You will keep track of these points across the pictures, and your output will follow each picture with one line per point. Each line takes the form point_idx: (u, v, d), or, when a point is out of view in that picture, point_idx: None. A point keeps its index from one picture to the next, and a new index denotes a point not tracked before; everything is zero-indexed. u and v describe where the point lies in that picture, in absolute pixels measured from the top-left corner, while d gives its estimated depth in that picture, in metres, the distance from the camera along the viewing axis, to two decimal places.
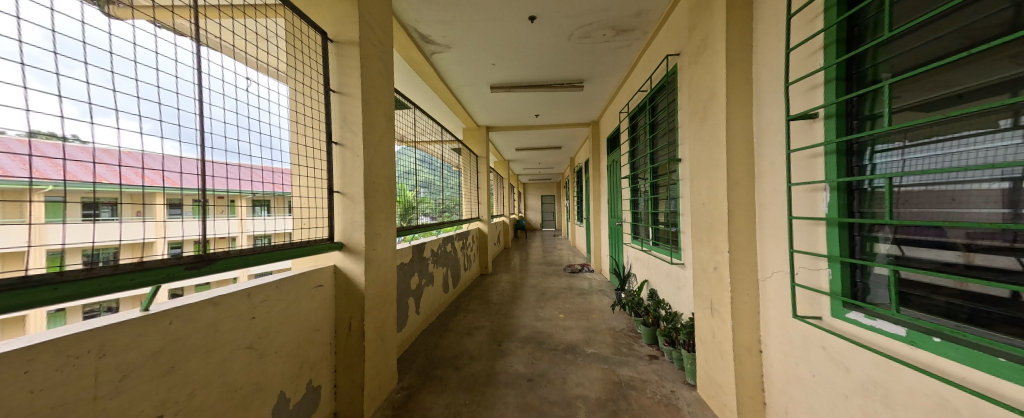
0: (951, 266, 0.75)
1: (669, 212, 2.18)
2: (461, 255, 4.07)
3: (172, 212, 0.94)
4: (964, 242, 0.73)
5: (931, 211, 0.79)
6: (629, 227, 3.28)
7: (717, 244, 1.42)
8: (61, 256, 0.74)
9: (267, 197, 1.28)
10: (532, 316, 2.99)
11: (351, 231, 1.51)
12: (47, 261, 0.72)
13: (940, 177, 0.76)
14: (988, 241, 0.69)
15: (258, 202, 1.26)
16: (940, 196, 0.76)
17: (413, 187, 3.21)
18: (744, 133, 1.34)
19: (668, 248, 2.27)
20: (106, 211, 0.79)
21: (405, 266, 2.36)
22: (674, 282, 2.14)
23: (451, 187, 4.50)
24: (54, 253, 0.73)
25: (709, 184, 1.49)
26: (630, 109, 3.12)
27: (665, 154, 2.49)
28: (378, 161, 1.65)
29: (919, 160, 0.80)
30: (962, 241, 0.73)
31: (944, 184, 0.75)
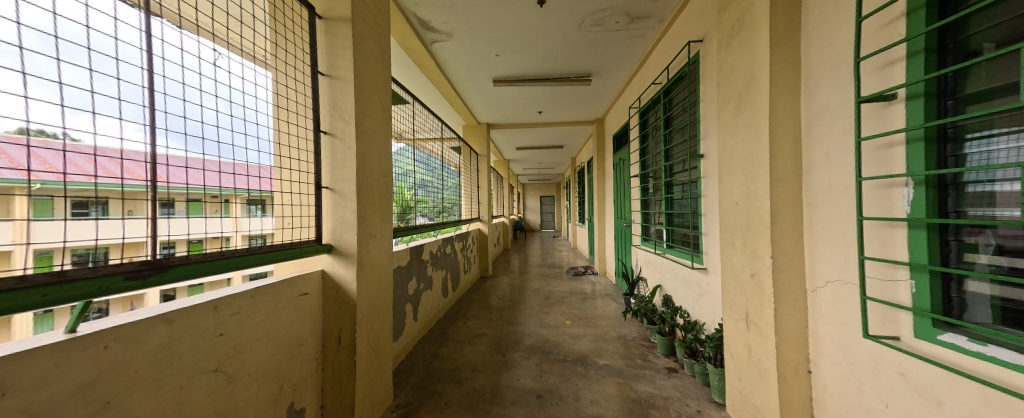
0: (997, 268, 0.73)
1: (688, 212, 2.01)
2: (461, 257, 3.90)
3: (162, 211, 0.84)
4: (996, 244, 0.72)
5: (970, 213, 0.77)
6: (639, 228, 3.12)
7: (756, 248, 1.25)
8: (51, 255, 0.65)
9: (263, 196, 1.19)
10: (537, 323, 2.82)
11: (342, 233, 1.33)
12: (36, 261, 0.63)
13: (975, 176, 0.75)
14: (1018, 242, 0.68)
15: (254, 201, 1.16)
16: (976, 197, 0.76)
17: (410, 187, 3.04)
18: (791, 121, 1.17)
19: (687, 251, 2.10)
20: (95, 210, 0.70)
21: (402, 270, 2.18)
22: (694, 289, 1.97)
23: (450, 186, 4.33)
24: (43, 252, 0.64)
25: (744, 181, 1.32)
26: (641, 104, 2.97)
27: (682, 151, 2.32)
28: (373, 154, 1.47)
29: (970, 159, 0.76)
30: (993, 242, 0.72)
31: (979, 184, 0.75)
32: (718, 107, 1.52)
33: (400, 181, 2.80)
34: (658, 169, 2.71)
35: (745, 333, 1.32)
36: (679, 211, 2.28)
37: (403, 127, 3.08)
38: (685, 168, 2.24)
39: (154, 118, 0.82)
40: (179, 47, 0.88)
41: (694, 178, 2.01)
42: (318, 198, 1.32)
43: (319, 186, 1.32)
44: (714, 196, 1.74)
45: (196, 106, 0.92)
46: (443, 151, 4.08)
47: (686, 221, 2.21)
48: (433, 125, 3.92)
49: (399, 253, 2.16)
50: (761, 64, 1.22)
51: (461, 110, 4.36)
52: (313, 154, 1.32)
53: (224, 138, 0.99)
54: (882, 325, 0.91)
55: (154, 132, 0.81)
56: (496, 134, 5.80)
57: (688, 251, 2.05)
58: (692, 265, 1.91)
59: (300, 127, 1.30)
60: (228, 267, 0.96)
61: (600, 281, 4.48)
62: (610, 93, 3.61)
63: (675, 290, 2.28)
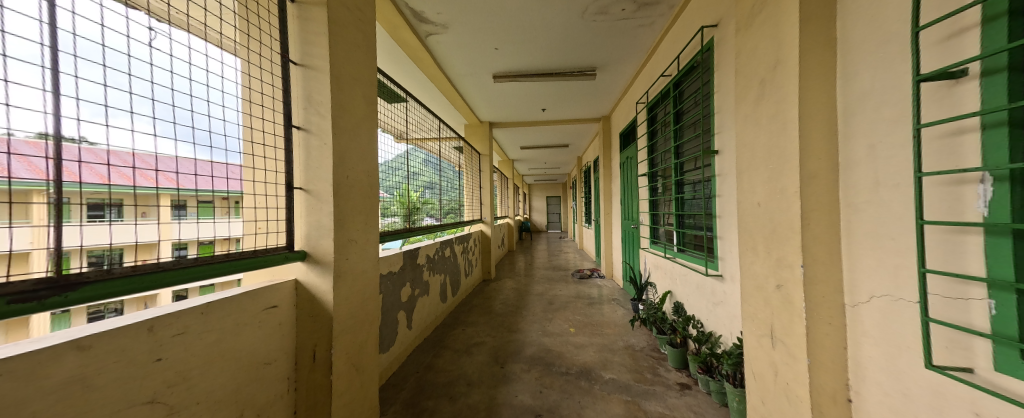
0: None
1: (702, 213, 1.84)
2: (462, 260, 3.77)
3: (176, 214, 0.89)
4: None
5: None
6: (647, 230, 2.95)
7: (782, 255, 1.09)
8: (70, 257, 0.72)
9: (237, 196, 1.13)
10: (539, 330, 2.68)
11: (318, 237, 1.24)
12: (57, 263, 0.71)
13: None
14: None
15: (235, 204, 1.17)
16: None
17: (417, 187, 3.22)
18: (826, 109, 1.01)
19: (700, 256, 1.93)
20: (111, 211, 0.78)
21: (393, 275, 2.07)
22: (709, 297, 1.80)
23: (451, 187, 4.22)
24: (63, 254, 0.72)
25: (768, 179, 1.16)
26: (649, 98, 2.80)
27: (694, 147, 2.15)
28: (353, 150, 1.38)
29: None
30: None
31: None
32: (735, 97, 1.36)
33: (408, 182, 2.97)
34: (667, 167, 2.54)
35: (770, 352, 1.16)
36: (691, 213, 2.11)
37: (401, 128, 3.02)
38: (699, 166, 2.06)
39: (58, 106, 0.69)
40: (99, 25, 0.77)
41: (709, 176, 1.84)
42: (289, 199, 1.24)
43: (290, 187, 1.24)
44: (731, 195, 1.57)
45: (120, 92, 0.80)
46: (443, 151, 3.97)
47: (699, 223, 2.03)
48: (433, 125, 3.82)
49: (390, 258, 2.04)
50: (788, 43, 1.05)
51: (462, 109, 4.25)
52: (283, 150, 1.23)
53: (159, 130, 0.86)
54: (947, 353, 0.74)
55: (58, 121, 0.68)
56: (499, 133, 5.66)
57: (702, 256, 1.88)
58: (707, 272, 1.75)
59: (269, 121, 1.21)
60: (175, 280, 0.88)
61: (607, 285, 4.30)
62: (616, 88, 3.45)
63: (686, 298, 2.11)
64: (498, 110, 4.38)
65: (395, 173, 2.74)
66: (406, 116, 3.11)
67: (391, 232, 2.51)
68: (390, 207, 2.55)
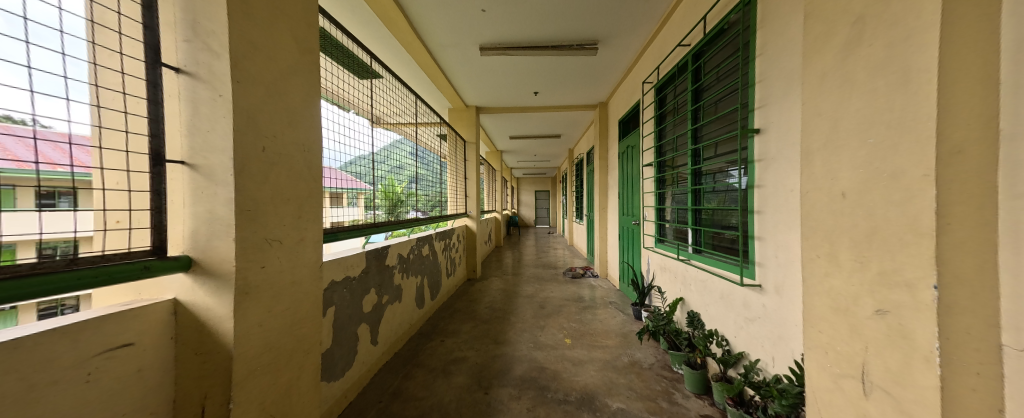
0: None
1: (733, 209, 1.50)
2: (443, 259, 3.36)
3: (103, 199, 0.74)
4: None
5: None
6: (652, 227, 2.64)
7: (896, 269, 0.76)
8: (11, 247, 0.57)
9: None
10: (530, 342, 2.33)
11: (210, 236, 0.80)
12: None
13: None
14: None
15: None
16: None
17: (405, 180, 3.00)
18: (983, 52, 0.67)
19: (730, 260, 1.59)
20: (66, 200, 0.65)
21: (352, 282, 1.65)
22: (741, 311, 1.47)
23: (433, 177, 3.79)
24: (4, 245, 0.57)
25: (864, 158, 0.82)
26: (659, 77, 2.46)
27: (718, 130, 1.82)
28: (277, 109, 0.95)
29: None
30: None
31: None
32: (806, 48, 1.01)
33: (392, 174, 2.76)
34: (682, 154, 2.21)
35: (859, 401, 0.85)
36: (714, 208, 1.76)
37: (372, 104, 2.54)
38: (730, 152, 1.70)
39: None
40: None
41: (745, 164, 1.50)
42: (158, 176, 0.78)
43: (162, 159, 0.79)
44: (784, 185, 1.22)
45: None
46: (423, 137, 3.51)
47: (728, 220, 1.68)
48: (415, 108, 3.40)
49: (346, 261, 1.60)
50: None
51: (445, 90, 3.81)
52: (148, 101, 0.77)
53: None
54: None
55: None
56: (487, 119, 5.21)
57: (734, 261, 1.55)
58: (742, 281, 1.40)
59: (119, 54, 0.74)
60: None
61: (602, 286, 3.99)
62: (619, 68, 3.12)
63: (706, 308, 1.79)
64: (485, 92, 3.96)
65: (370, 164, 2.40)
66: (379, 92, 2.67)
67: (370, 224, 2.31)
68: (372, 200, 2.36)
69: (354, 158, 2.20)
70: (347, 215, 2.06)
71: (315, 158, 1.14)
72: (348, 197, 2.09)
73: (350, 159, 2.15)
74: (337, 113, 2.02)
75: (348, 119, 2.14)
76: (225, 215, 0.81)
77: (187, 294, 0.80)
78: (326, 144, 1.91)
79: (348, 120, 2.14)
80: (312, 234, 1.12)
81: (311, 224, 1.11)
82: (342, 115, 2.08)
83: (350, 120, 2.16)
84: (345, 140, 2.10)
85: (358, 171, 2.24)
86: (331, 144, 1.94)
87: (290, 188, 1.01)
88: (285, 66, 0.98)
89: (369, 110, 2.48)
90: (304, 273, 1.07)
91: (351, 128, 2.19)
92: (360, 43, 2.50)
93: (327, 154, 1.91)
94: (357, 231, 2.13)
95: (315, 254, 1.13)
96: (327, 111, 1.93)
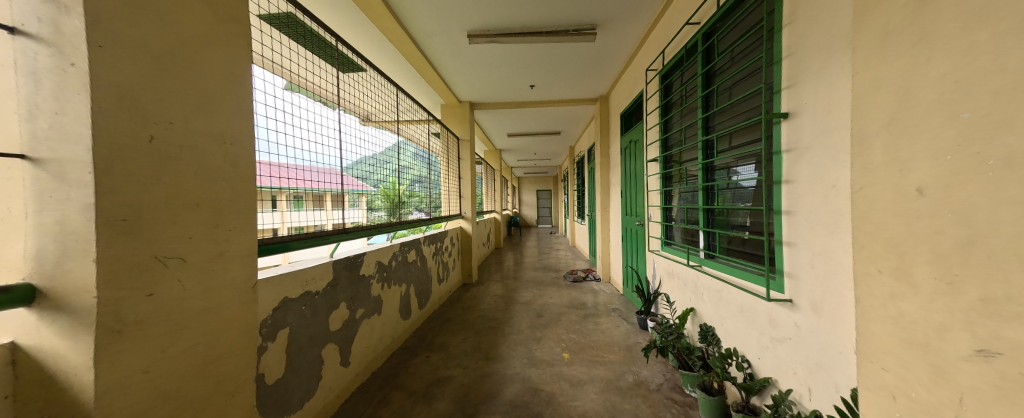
0: None
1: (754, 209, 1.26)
2: (433, 264, 3.16)
3: None
4: None
5: None
6: (659, 228, 2.41)
7: (1010, 296, 0.53)
8: None
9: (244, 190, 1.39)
10: (524, 357, 2.11)
11: (60, 257, 0.60)
12: None
13: None
14: None
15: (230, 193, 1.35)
16: None
17: (405, 181, 3.07)
18: None
19: (752, 269, 1.36)
20: None
21: (315, 297, 1.45)
22: (768, 330, 1.23)
23: (429, 178, 3.70)
24: None
25: (946, 140, 0.60)
26: (664, 63, 2.23)
27: (733, 119, 1.60)
28: (178, 91, 0.74)
29: None
30: None
31: None
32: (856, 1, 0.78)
33: (393, 175, 2.86)
34: (690, 148, 2.00)
35: None
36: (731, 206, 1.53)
37: (354, 101, 2.38)
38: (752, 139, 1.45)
39: None
40: None
41: (767, 155, 1.27)
42: None
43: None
44: (823, 179, 0.97)
45: None
46: (416, 134, 3.30)
47: (747, 220, 1.44)
48: (404, 105, 3.19)
49: (305, 274, 1.39)
50: None
51: (437, 84, 3.61)
52: None
53: None
54: None
55: None
56: (483, 116, 5.00)
57: (758, 269, 1.31)
58: (768, 295, 1.16)
59: None
60: None
61: (605, 291, 3.74)
62: (620, 56, 2.90)
63: (721, 321, 1.55)
64: (479, 86, 3.76)
65: (333, 164, 2.07)
66: (363, 87, 2.48)
67: (369, 226, 2.39)
68: (373, 201, 2.46)
69: (315, 155, 1.87)
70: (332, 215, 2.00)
71: (243, 153, 0.92)
72: (348, 199, 2.17)
73: (309, 157, 1.81)
74: (298, 103, 1.71)
75: (307, 111, 1.81)
76: (82, 228, 0.61)
77: (30, 336, 0.60)
78: (272, 135, 1.55)
79: (306, 111, 1.81)
80: (238, 247, 0.90)
81: (238, 234, 0.90)
82: (300, 106, 1.75)
83: (311, 114, 1.84)
84: (302, 134, 1.76)
85: (320, 170, 1.90)
86: (279, 136, 1.60)
87: (198, 190, 0.79)
88: (190, 34, 0.77)
89: (347, 106, 2.27)
90: (224, 297, 0.85)
91: (311, 122, 1.86)
92: (336, 32, 2.31)
93: (273, 147, 1.54)
94: (318, 239, 1.88)
95: (245, 271, 0.92)
96: (277, 97, 1.59)
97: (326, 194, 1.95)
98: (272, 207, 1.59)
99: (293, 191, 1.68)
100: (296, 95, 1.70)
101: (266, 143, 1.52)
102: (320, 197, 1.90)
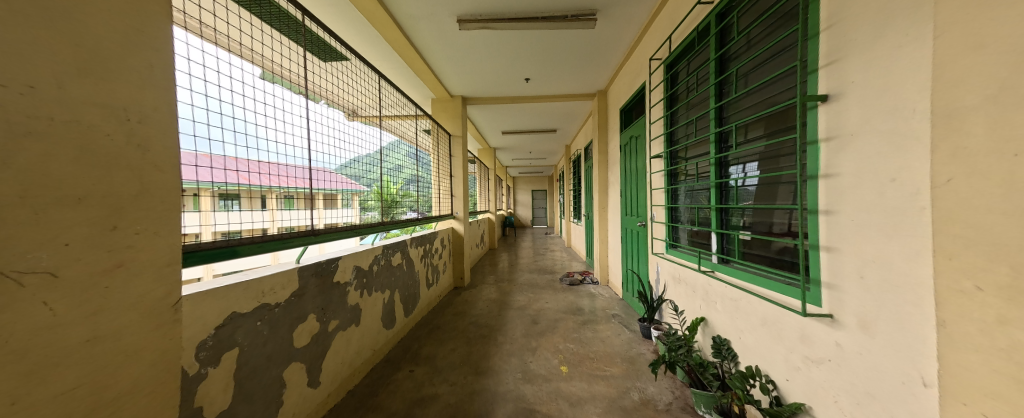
0: None
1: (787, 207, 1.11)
2: (422, 267, 2.96)
3: None
4: None
5: None
6: (664, 230, 2.26)
7: None
8: None
9: (236, 191, 1.28)
10: (517, 371, 1.93)
11: None
12: None
13: None
14: None
15: (226, 197, 1.27)
16: None
17: (399, 181, 2.92)
18: None
19: (784, 279, 1.18)
20: None
21: (274, 310, 1.25)
22: (799, 347, 1.06)
23: (425, 178, 3.58)
24: None
25: None
26: (669, 51, 2.08)
27: (749, 110, 1.46)
28: (25, 43, 0.54)
29: None
30: None
31: None
32: None
33: (387, 174, 2.70)
34: (703, 141, 1.86)
35: None
36: (754, 207, 1.34)
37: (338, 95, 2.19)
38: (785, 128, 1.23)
39: None
40: None
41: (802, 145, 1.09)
42: None
43: None
44: (878, 170, 0.79)
45: None
46: (404, 129, 3.08)
47: (777, 224, 1.25)
48: (393, 99, 2.98)
49: (261, 282, 1.19)
50: None
51: (427, 76, 3.43)
52: None
53: None
54: None
55: None
56: (476, 112, 4.81)
57: (795, 279, 1.12)
58: (804, 310, 0.99)
59: None
60: None
61: (603, 295, 3.56)
62: (621, 46, 2.76)
63: (738, 333, 1.39)
64: (472, 79, 3.59)
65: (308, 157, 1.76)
66: (348, 77, 2.30)
67: (366, 226, 2.27)
68: (367, 200, 2.32)
69: (284, 146, 1.58)
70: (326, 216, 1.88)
71: (153, 135, 0.73)
72: (343, 198, 2.02)
73: (275, 148, 1.51)
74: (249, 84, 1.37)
75: (276, 98, 1.54)
76: None
77: None
78: (224, 119, 1.25)
79: (273, 97, 1.53)
80: (147, 256, 0.71)
81: (147, 242, 0.71)
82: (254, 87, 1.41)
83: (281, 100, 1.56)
84: (265, 121, 1.47)
85: (288, 165, 1.60)
86: (235, 122, 1.30)
87: (80, 182, 0.61)
88: None
89: (325, 95, 2.04)
90: (119, 321, 0.66)
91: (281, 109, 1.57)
92: (311, 13, 2.09)
93: (224, 135, 1.24)
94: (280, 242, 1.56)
95: (158, 286, 0.73)
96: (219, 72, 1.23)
97: (316, 193, 1.82)
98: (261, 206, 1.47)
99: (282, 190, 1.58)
100: (272, 86, 1.52)
101: (218, 130, 1.21)
102: (315, 197, 1.80)
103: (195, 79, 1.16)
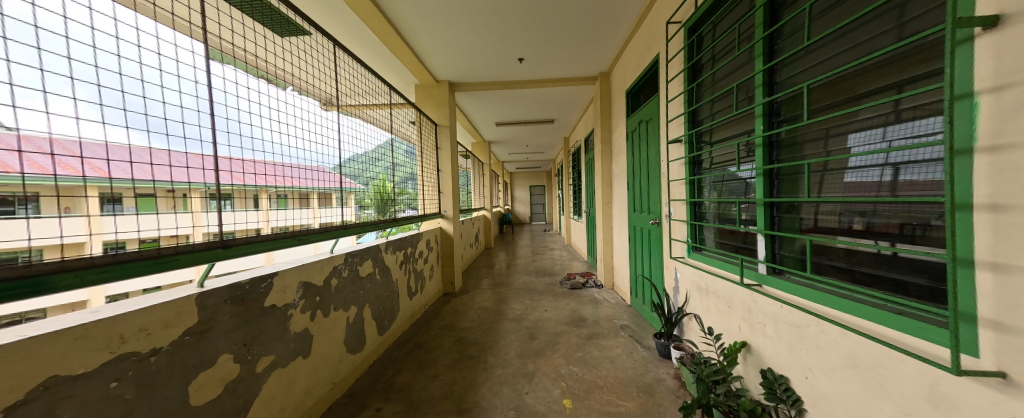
0: None
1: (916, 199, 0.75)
2: (402, 274, 2.58)
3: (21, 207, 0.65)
4: None
5: None
6: (684, 229, 1.90)
7: None
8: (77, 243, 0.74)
9: (227, 191, 1.16)
10: (510, 408, 1.56)
11: None
12: None
13: None
14: None
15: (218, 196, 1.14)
16: None
17: (394, 177, 2.67)
18: None
19: (889, 306, 0.86)
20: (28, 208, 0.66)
21: (159, 359, 0.87)
22: (925, 414, 0.74)
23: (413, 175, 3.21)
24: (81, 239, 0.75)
25: None
26: (692, 10, 1.72)
27: (816, 69, 1.11)
28: None
29: None
30: None
31: None
32: None
33: (383, 172, 2.49)
34: (737, 119, 1.50)
35: None
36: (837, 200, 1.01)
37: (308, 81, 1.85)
38: (903, 82, 0.86)
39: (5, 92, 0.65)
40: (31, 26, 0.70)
41: (939, 107, 0.77)
42: None
43: None
44: None
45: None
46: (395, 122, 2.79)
47: (845, 219, 1.02)
48: (376, 87, 2.56)
49: (128, 319, 0.80)
50: None
51: (406, 57, 3.02)
52: None
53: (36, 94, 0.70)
54: None
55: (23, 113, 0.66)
56: (466, 100, 4.39)
57: (911, 307, 0.81)
58: (955, 365, 0.66)
59: None
60: None
61: (608, 301, 3.20)
62: (630, 14, 2.39)
63: (803, 372, 1.08)
64: (460, 61, 3.20)
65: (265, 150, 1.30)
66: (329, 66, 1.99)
67: (359, 225, 2.00)
68: (364, 199, 2.08)
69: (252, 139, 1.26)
70: (325, 214, 1.70)
71: None
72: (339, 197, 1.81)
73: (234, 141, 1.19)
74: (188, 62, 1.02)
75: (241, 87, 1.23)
76: None
77: None
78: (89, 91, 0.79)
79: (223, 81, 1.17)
80: None
81: None
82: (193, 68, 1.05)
83: (218, 79, 1.15)
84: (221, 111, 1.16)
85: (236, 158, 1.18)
86: (115, 96, 0.84)
87: None
88: None
89: (276, 71, 1.53)
90: None
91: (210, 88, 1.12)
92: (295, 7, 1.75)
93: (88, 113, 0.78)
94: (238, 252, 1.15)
95: None
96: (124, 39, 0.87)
97: (315, 192, 1.63)
98: (255, 206, 1.36)
99: (278, 190, 1.47)
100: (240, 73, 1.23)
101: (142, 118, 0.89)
102: (309, 196, 1.60)
103: (23, 26, 0.69)
